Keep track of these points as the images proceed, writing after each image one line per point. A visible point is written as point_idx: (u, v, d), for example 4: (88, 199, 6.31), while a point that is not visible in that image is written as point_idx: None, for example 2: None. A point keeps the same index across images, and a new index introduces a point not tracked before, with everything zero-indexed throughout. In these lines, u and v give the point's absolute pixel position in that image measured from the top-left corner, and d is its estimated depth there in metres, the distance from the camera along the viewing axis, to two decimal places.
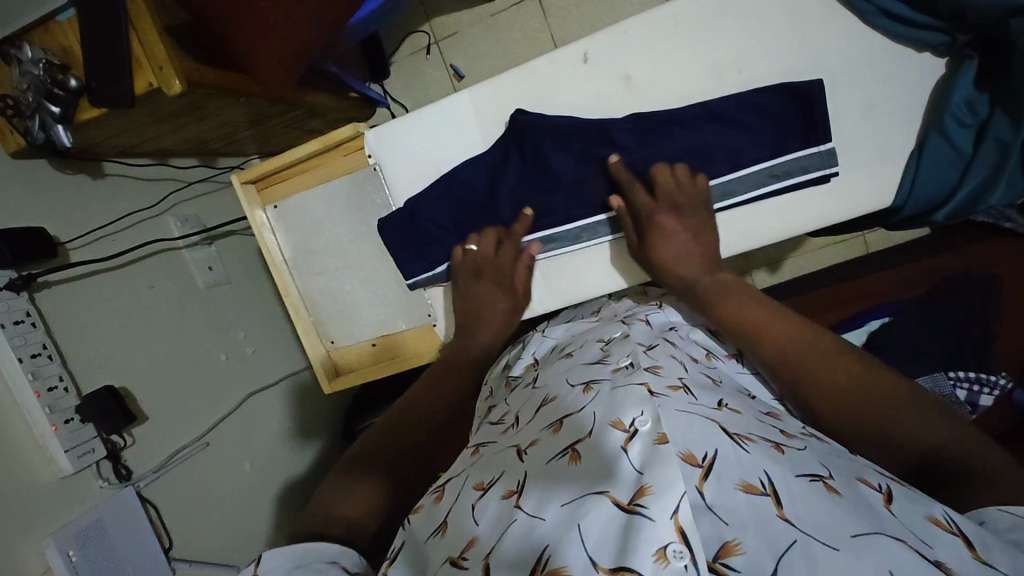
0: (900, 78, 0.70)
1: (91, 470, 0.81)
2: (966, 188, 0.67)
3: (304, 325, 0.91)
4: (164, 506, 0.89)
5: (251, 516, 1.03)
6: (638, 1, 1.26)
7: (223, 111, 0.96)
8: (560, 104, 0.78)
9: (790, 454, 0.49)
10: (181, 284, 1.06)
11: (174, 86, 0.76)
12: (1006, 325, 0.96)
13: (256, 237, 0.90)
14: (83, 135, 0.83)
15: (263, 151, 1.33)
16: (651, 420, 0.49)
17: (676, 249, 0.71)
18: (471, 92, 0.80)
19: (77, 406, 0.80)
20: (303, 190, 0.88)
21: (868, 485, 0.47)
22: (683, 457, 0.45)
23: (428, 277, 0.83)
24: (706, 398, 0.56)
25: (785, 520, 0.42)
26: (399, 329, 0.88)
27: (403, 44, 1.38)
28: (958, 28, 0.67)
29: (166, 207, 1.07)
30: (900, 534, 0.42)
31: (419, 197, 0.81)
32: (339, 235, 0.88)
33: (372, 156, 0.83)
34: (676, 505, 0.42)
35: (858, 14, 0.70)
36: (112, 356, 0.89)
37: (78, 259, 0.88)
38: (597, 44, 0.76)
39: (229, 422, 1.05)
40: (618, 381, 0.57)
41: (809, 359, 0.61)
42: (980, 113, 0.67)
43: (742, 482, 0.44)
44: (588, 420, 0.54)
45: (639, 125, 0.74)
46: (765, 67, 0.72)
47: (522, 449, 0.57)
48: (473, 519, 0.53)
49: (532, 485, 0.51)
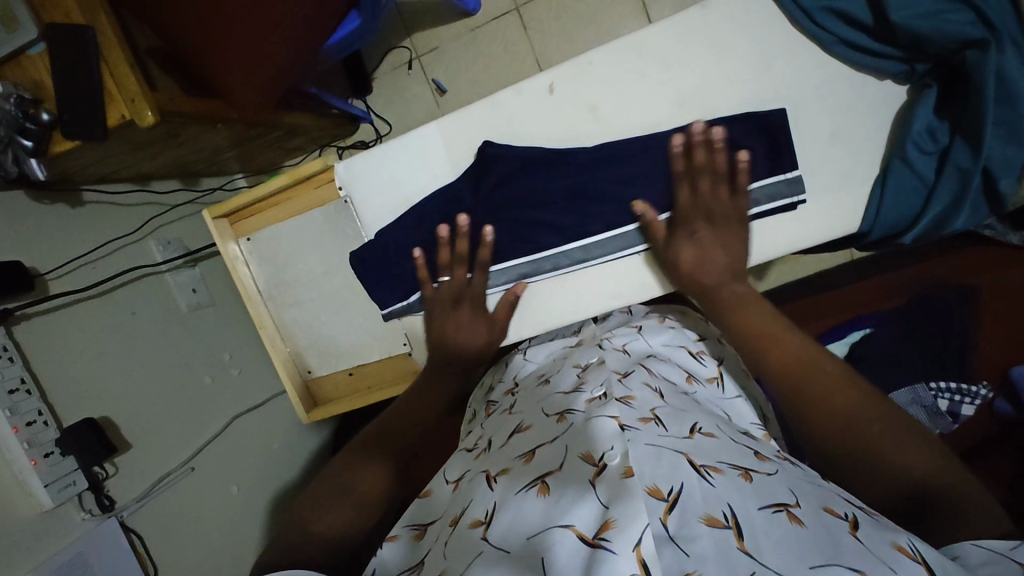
0: (867, 103, 0.70)
1: (73, 502, 0.81)
2: (931, 214, 0.68)
3: (279, 355, 0.91)
4: (149, 534, 0.89)
5: (239, 539, 1.03)
6: (617, 13, 1.26)
7: (201, 136, 0.96)
8: (531, 132, 0.78)
9: (758, 482, 0.48)
10: (163, 310, 1.05)
11: (146, 117, 0.75)
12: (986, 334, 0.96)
13: (228, 270, 0.90)
14: (58, 166, 0.83)
15: (247, 170, 1.33)
16: (620, 454, 0.49)
17: (703, 257, 0.70)
18: (438, 124, 0.80)
19: (56, 439, 0.80)
20: (276, 223, 0.88)
21: (834, 514, 0.47)
22: (649, 491, 0.45)
23: (401, 307, 0.82)
24: (677, 427, 0.55)
25: (745, 552, 0.41)
26: (370, 359, 0.90)
27: (384, 60, 1.38)
28: (916, 58, 0.67)
29: (147, 231, 1.07)
30: (859, 564, 0.41)
31: (389, 230, 0.80)
32: (311, 267, 0.88)
33: (342, 189, 0.83)
34: (639, 537, 0.42)
35: (819, 44, 0.70)
36: (92, 386, 0.88)
37: (56, 290, 0.88)
38: (565, 72, 0.76)
39: (214, 447, 1.05)
40: (591, 412, 0.57)
41: (818, 378, 0.59)
42: (941, 140, 0.67)
43: (707, 515, 0.43)
44: (560, 451, 0.54)
45: (610, 152, 0.74)
46: (731, 95, 0.73)
47: (492, 477, 0.57)
48: (442, 553, 0.52)
49: (501, 514, 0.51)
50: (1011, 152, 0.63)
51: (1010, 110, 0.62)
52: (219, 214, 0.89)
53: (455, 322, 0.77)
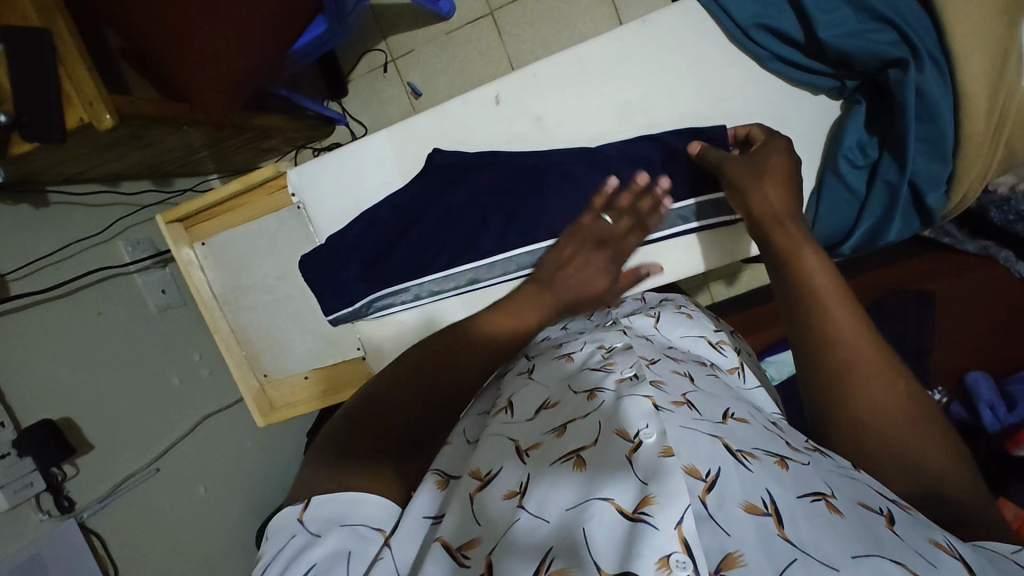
0: (806, 118, 0.72)
1: (31, 504, 0.81)
2: (864, 225, 0.70)
3: (234, 357, 0.92)
4: (109, 534, 0.89)
5: (203, 540, 1.03)
6: (589, 19, 1.27)
7: (168, 138, 0.96)
8: (485, 140, 0.79)
9: (794, 470, 0.47)
10: (130, 311, 1.06)
11: (105, 120, 0.76)
12: (942, 340, 0.97)
13: (183, 274, 0.90)
14: (17, 167, 0.83)
15: (222, 171, 1.34)
16: (656, 433, 0.45)
17: (769, 200, 0.64)
18: (389, 132, 0.81)
19: (13, 439, 0.80)
20: (229, 229, 0.88)
21: (869, 508, 0.46)
22: (688, 470, 0.44)
23: (350, 312, 0.82)
24: (711, 411, 0.53)
25: (787, 540, 0.40)
26: (327, 364, 0.90)
27: (359, 62, 1.39)
28: (845, 74, 0.69)
29: (115, 232, 1.08)
30: (902, 557, 0.40)
31: (339, 234, 0.81)
32: (266, 273, 0.89)
33: (295, 194, 0.84)
34: (681, 516, 0.39)
35: (755, 60, 0.72)
36: (51, 387, 0.88)
37: (18, 290, 0.88)
38: (514, 83, 0.77)
39: (181, 447, 1.05)
40: (622, 392, 0.52)
41: (858, 367, 0.54)
42: (871, 155, 0.69)
43: (747, 501, 0.42)
44: (593, 428, 0.50)
45: (565, 160, 0.75)
46: (676, 107, 0.74)
47: (522, 449, 0.52)
48: (474, 515, 0.47)
49: (535, 487, 0.47)
50: (937, 168, 0.67)
51: (930, 127, 0.66)
52: (174, 218, 0.89)
53: (584, 258, 0.68)
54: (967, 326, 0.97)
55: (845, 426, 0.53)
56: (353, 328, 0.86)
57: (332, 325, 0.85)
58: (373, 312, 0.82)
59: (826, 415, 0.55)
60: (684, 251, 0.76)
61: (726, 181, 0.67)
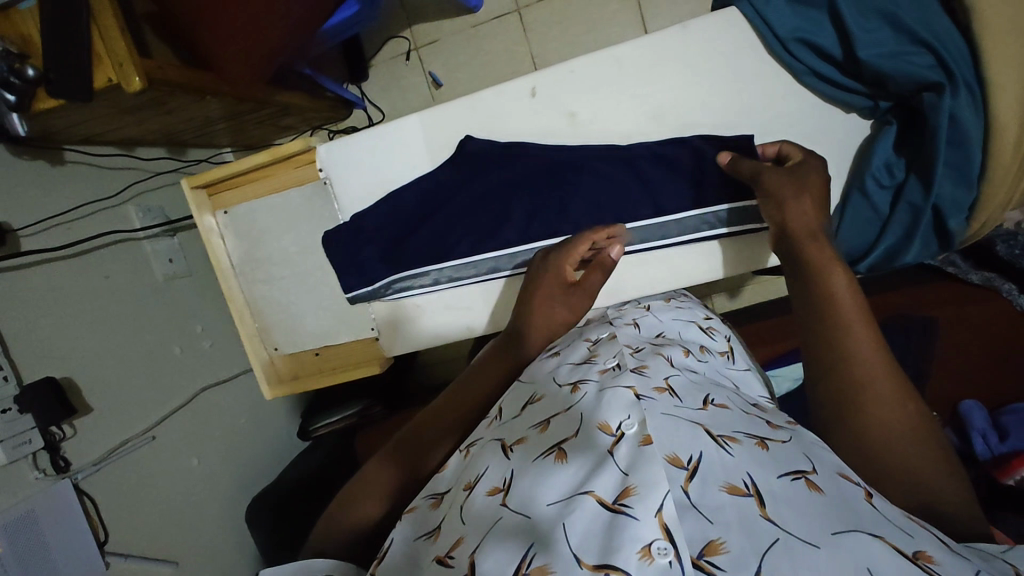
0: (830, 135, 0.74)
1: (27, 461, 0.80)
2: (886, 243, 0.72)
3: (247, 329, 0.92)
4: (102, 498, 0.88)
5: (193, 512, 1.02)
6: (616, 25, 1.28)
7: (190, 106, 0.96)
8: (515, 132, 0.79)
9: (773, 452, 0.50)
10: (138, 277, 1.05)
11: (133, 82, 0.75)
12: (940, 367, 0.99)
13: (202, 241, 0.89)
14: (39, 122, 0.82)
15: (236, 145, 1.34)
16: (637, 423, 0.52)
17: (800, 216, 0.64)
18: (420, 116, 0.81)
19: (14, 395, 0.79)
20: (251, 199, 0.88)
21: (850, 480, 0.48)
22: (668, 459, 0.47)
23: (368, 292, 0.83)
24: (692, 397, 0.58)
25: (767, 519, 0.43)
26: (338, 341, 0.91)
27: (382, 48, 1.39)
28: (879, 95, 0.71)
29: (127, 196, 1.07)
30: (878, 530, 0.43)
31: (365, 213, 0.82)
32: (285, 246, 0.89)
33: (322, 170, 0.84)
34: (660, 504, 0.45)
35: (792, 74, 0.72)
36: (56, 346, 0.88)
37: (28, 246, 0.87)
38: (548, 77, 0.77)
39: (178, 417, 1.04)
40: (605, 384, 0.59)
41: (876, 385, 0.55)
42: (897, 176, 0.71)
43: (727, 484, 0.46)
44: (575, 421, 0.56)
45: (596, 158, 0.77)
46: (706, 116, 0.75)
47: (507, 446, 0.58)
48: (460, 517, 0.54)
49: (518, 483, 0.52)
50: (961, 194, 0.68)
51: (960, 151, 0.66)
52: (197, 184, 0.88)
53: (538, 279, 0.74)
54: (966, 355, 0.99)
55: (850, 428, 0.54)
56: (369, 307, 0.87)
57: (349, 303, 0.86)
58: (391, 292, 0.83)
59: (833, 418, 0.56)
60: (704, 256, 0.77)
61: (764, 191, 0.67)
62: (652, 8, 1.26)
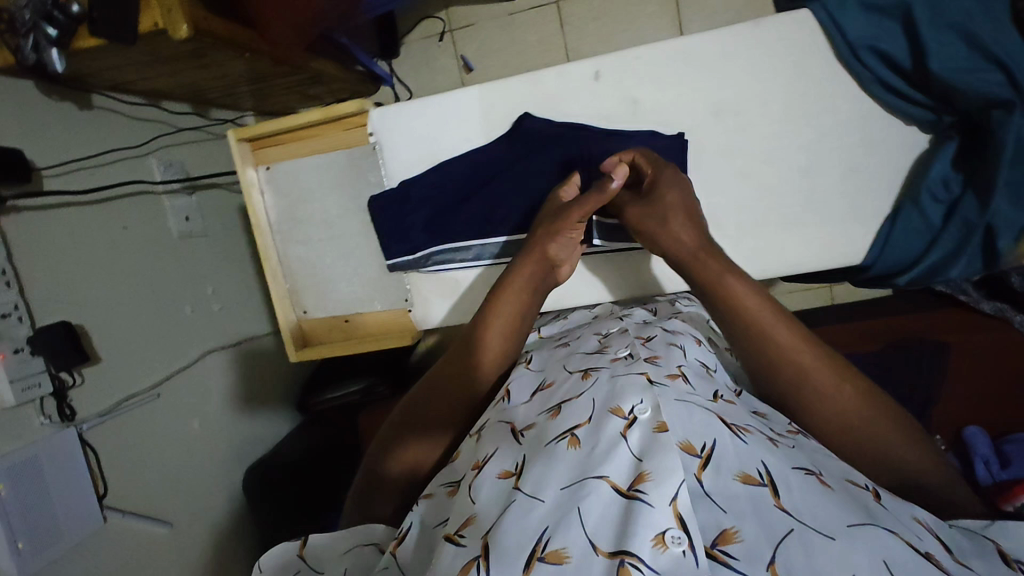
0: (879, 148, 0.75)
1: (33, 406, 0.78)
2: (931, 258, 0.72)
3: (278, 288, 0.91)
4: (104, 451, 0.86)
5: (190, 473, 1.01)
6: (653, 27, 1.28)
7: (227, 62, 0.94)
8: (575, 113, 0.80)
9: (784, 448, 0.52)
10: (155, 231, 1.03)
11: (180, 30, 0.74)
12: (948, 391, 1.00)
13: (243, 194, 0.89)
14: (77, 61, 0.81)
15: (260, 109, 1.32)
16: (650, 408, 0.52)
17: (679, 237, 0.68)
18: (480, 89, 0.81)
19: (27, 336, 0.78)
20: (298, 157, 0.88)
21: (857, 485, 0.50)
22: (683, 446, 0.49)
23: (409, 260, 0.83)
24: (703, 388, 0.59)
25: (783, 511, 0.45)
26: (372, 310, 0.90)
27: (416, 27, 1.38)
28: (944, 110, 0.71)
29: (151, 148, 1.05)
30: (893, 526, 0.45)
31: (412, 182, 0.83)
32: (327, 209, 0.88)
33: (372, 134, 0.84)
34: (675, 492, 0.45)
35: (859, 82, 0.73)
36: (70, 291, 0.86)
37: (51, 188, 0.85)
38: (612, 64, 0.78)
39: (183, 376, 1.03)
40: (618, 371, 0.60)
41: (826, 395, 0.57)
42: (952, 192, 0.72)
43: (742, 473, 0.47)
44: (588, 406, 0.56)
45: (652, 140, 0.76)
46: (753, 119, 0.76)
47: (517, 430, 0.59)
48: (471, 499, 0.54)
49: (530, 467, 0.52)
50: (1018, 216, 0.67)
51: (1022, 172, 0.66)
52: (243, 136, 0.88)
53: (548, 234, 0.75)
54: (973, 382, 1.00)
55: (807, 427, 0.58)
56: (405, 278, 0.86)
57: (387, 269, 0.86)
58: (430, 265, 0.83)
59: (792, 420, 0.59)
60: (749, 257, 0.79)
61: (635, 228, 0.72)
62: (689, 13, 1.27)
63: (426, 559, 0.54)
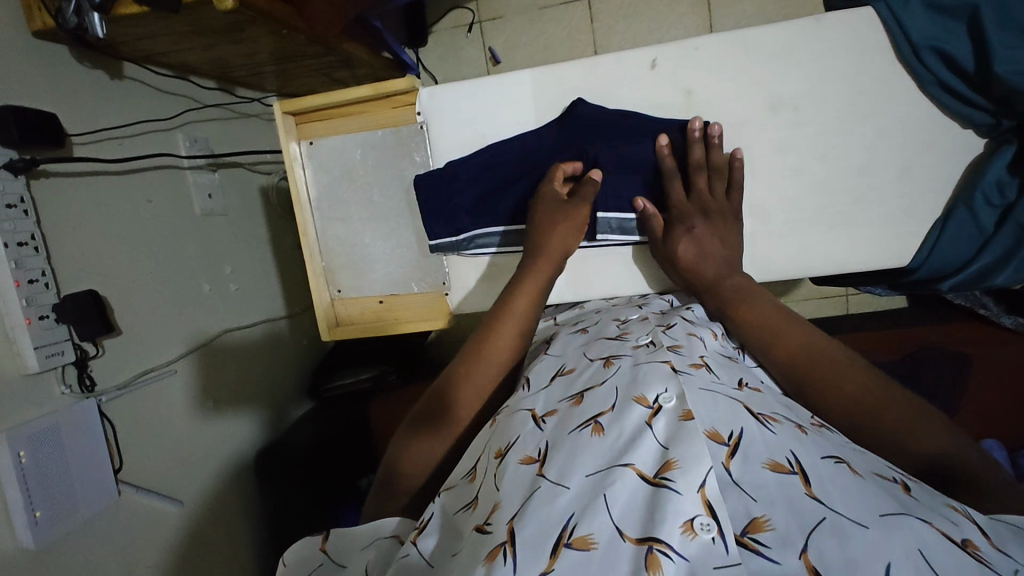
0: (921, 152, 0.75)
1: (55, 374, 0.77)
2: (980, 263, 0.73)
3: (314, 265, 0.91)
4: (121, 424, 0.85)
5: (202, 452, 1.00)
6: (682, 30, 1.28)
7: (262, 39, 0.93)
8: (625, 102, 0.81)
9: (812, 437, 0.51)
10: (179, 206, 1.02)
11: (225, 3, 0.73)
12: (970, 403, 1.01)
13: (286, 169, 0.90)
14: (116, 28, 0.80)
15: (284, 91, 1.31)
16: (675, 397, 0.52)
17: (694, 248, 0.74)
18: (532, 74, 0.82)
19: (53, 304, 0.77)
20: (342, 133, 0.89)
21: (886, 478, 0.49)
22: (709, 434, 0.48)
23: (451, 242, 0.83)
24: (727, 377, 0.59)
25: (813, 498, 0.44)
26: (409, 291, 0.90)
27: (445, 16, 1.37)
28: (1004, 114, 0.71)
29: (179, 123, 1.04)
30: (925, 516, 0.44)
31: (458, 163, 0.83)
32: (368, 188, 0.89)
33: (421, 113, 0.85)
34: (702, 480, 0.45)
35: (919, 83, 0.74)
36: (96, 261, 0.85)
37: (81, 155, 0.84)
38: (667, 53, 0.79)
39: (200, 353, 1.02)
40: (640, 359, 0.59)
41: (825, 365, 0.60)
42: (1007, 197, 0.72)
43: (771, 461, 0.47)
44: (610, 394, 0.56)
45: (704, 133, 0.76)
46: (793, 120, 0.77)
47: (538, 416, 0.58)
48: (494, 486, 0.52)
49: (554, 451, 0.51)
50: None
51: None
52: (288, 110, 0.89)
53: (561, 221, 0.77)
54: (994, 394, 1.01)
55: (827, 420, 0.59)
56: (444, 258, 0.87)
57: (430, 251, 0.86)
58: (474, 246, 0.83)
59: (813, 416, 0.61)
60: (795, 254, 0.79)
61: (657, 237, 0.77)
62: (719, 16, 1.27)
63: (446, 545, 0.53)
